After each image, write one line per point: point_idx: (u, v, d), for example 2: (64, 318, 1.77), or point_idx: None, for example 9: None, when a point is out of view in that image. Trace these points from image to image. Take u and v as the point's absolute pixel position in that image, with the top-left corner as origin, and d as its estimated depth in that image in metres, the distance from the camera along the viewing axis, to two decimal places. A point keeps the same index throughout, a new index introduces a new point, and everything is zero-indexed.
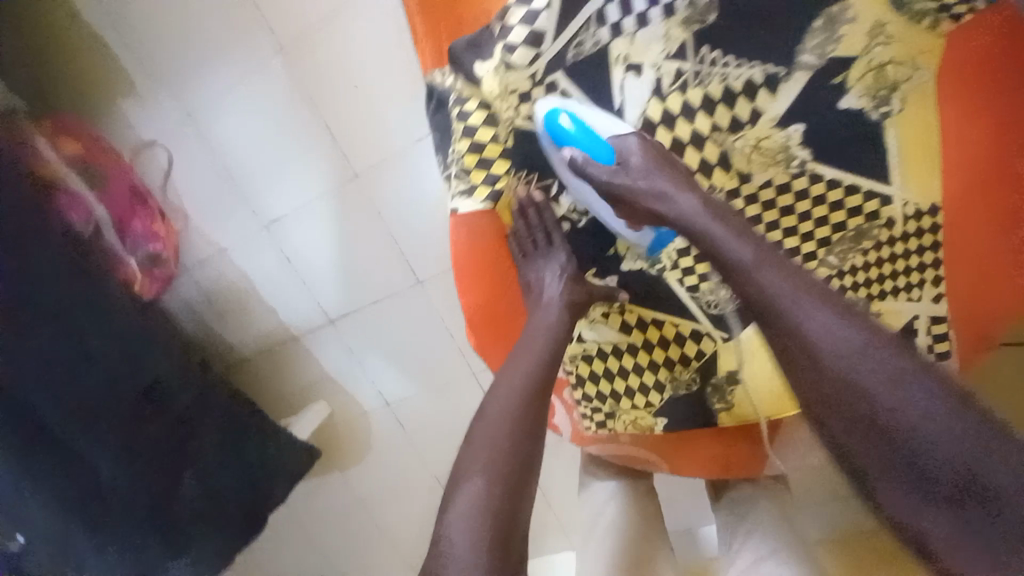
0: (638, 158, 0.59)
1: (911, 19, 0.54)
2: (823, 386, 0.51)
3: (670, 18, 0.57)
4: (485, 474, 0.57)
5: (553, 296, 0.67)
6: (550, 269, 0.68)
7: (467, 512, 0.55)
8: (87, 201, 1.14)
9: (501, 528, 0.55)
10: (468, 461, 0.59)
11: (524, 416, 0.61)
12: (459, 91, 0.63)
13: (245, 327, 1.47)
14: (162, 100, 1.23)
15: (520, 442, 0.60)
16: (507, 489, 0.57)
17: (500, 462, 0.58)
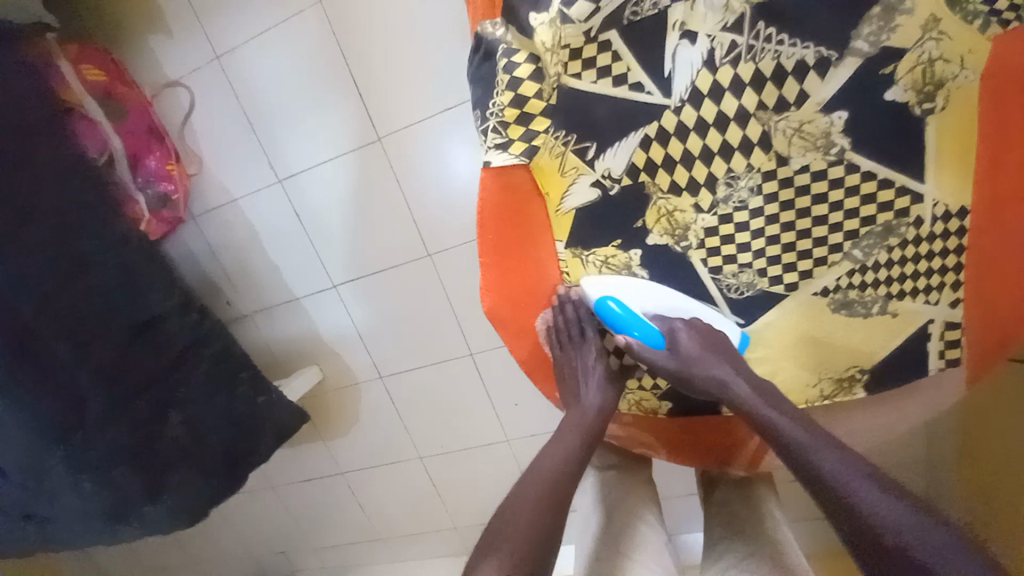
0: (686, 339, 0.66)
1: (964, 19, 0.54)
2: (834, 508, 0.52)
3: None
4: (505, 549, 0.58)
5: (591, 401, 0.73)
6: (591, 378, 0.75)
7: None
8: (104, 132, 1.16)
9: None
10: (494, 538, 0.61)
11: (551, 502, 0.63)
12: (508, 44, 0.63)
13: (247, 282, 1.45)
14: (191, 40, 1.22)
15: (541, 524, 0.61)
16: (528, 568, 0.57)
17: (522, 539, 0.59)
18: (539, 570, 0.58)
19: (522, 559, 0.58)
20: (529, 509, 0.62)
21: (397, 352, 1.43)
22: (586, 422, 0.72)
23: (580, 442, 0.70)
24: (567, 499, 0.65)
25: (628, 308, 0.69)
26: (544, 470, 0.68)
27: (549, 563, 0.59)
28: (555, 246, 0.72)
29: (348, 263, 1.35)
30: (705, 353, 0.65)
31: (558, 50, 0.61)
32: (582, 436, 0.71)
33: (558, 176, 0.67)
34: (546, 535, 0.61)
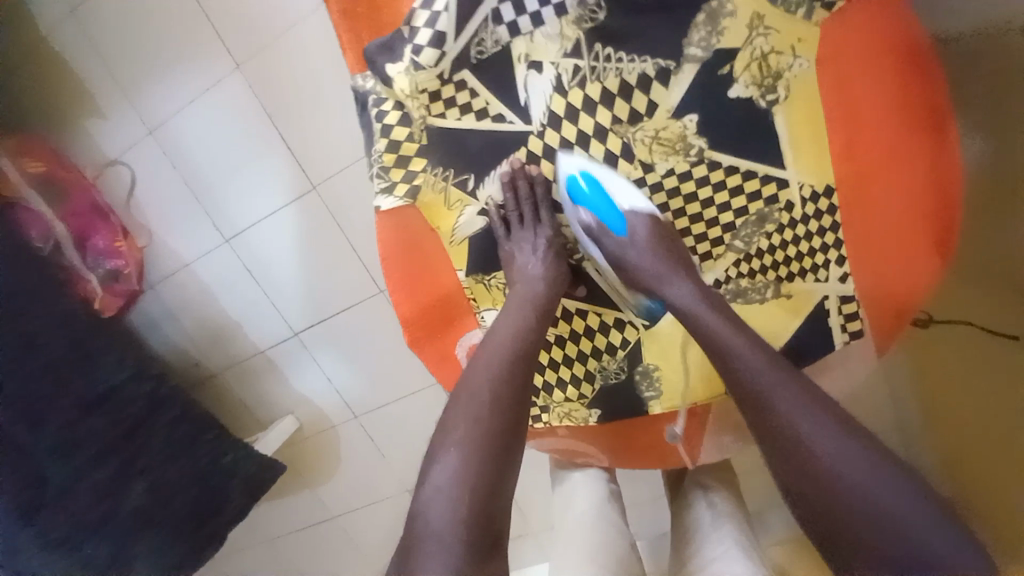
0: (646, 235, 0.63)
1: (787, 10, 0.57)
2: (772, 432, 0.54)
3: (563, 18, 0.60)
4: (461, 448, 0.57)
5: (535, 272, 0.69)
6: (533, 245, 0.70)
7: (447, 486, 0.55)
8: (46, 219, 1.18)
9: (480, 498, 0.55)
10: (448, 431, 0.59)
11: (509, 388, 0.62)
12: (378, 93, 0.66)
13: (212, 341, 1.48)
14: (124, 117, 1.26)
15: (499, 414, 0.60)
16: (490, 461, 0.57)
17: (478, 435, 0.58)
18: (502, 464, 0.58)
19: (477, 451, 0.57)
20: (486, 398, 0.60)
21: (365, 389, 1.44)
22: (534, 294, 0.68)
23: (532, 314, 0.66)
24: (522, 382, 0.63)
25: (597, 184, 0.63)
26: (492, 346, 0.65)
27: (515, 445, 0.60)
28: (457, 275, 0.73)
29: (304, 310, 1.38)
30: (657, 265, 0.63)
31: (417, 96, 0.65)
32: (534, 308, 0.67)
33: (446, 211, 0.70)
34: (502, 425, 0.60)
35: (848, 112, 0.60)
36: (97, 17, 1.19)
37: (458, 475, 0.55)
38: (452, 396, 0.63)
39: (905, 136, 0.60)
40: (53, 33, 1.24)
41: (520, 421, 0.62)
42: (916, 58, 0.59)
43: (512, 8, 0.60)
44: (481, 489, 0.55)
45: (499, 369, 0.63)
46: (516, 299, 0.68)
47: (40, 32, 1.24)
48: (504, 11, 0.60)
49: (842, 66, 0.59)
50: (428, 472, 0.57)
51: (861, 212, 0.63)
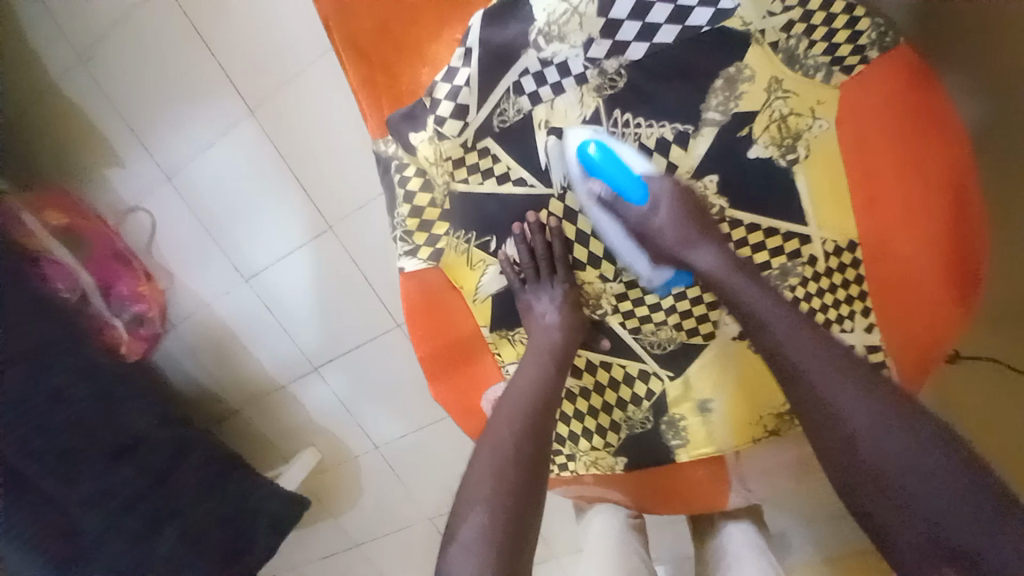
0: (667, 208, 0.63)
1: (806, 74, 0.60)
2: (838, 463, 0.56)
3: (584, 86, 0.62)
4: (487, 503, 0.57)
5: (552, 320, 0.70)
6: (546, 296, 0.72)
7: (473, 538, 0.55)
8: (72, 270, 1.22)
9: (506, 556, 0.54)
10: (473, 487, 0.59)
11: (531, 440, 0.62)
12: (401, 160, 0.68)
13: (234, 376, 1.49)
14: (143, 165, 1.29)
15: (522, 465, 0.60)
16: (512, 512, 0.57)
17: (503, 489, 0.58)
18: (525, 518, 0.57)
19: (502, 508, 0.57)
20: (511, 450, 0.61)
21: (385, 420, 1.45)
22: (551, 343, 0.69)
23: (549, 359, 0.68)
24: (543, 432, 0.64)
25: (606, 150, 0.63)
26: (517, 399, 0.65)
27: (539, 498, 0.60)
28: (482, 332, 0.75)
29: (323, 345, 1.39)
30: (681, 232, 0.63)
31: (441, 163, 0.66)
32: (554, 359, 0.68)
33: (468, 270, 0.71)
34: (526, 477, 0.60)
35: (863, 156, 0.61)
36: (113, 72, 1.22)
37: (486, 528, 0.55)
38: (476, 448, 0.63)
39: (928, 175, 0.61)
40: (69, 86, 1.27)
41: (541, 473, 0.62)
42: (934, 109, 0.60)
43: (533, 81, 0.63)
44: (505, 546, 0.54)
45: (523, 420, 0.63)
46: (534, 347, 0.70)
47: (59, 86, 1.27)
48: (524, 84, 0.63)
49: (856, 116, 0.61)
50: (456, 529, 0.57)
51: (887, 256, 0.63)
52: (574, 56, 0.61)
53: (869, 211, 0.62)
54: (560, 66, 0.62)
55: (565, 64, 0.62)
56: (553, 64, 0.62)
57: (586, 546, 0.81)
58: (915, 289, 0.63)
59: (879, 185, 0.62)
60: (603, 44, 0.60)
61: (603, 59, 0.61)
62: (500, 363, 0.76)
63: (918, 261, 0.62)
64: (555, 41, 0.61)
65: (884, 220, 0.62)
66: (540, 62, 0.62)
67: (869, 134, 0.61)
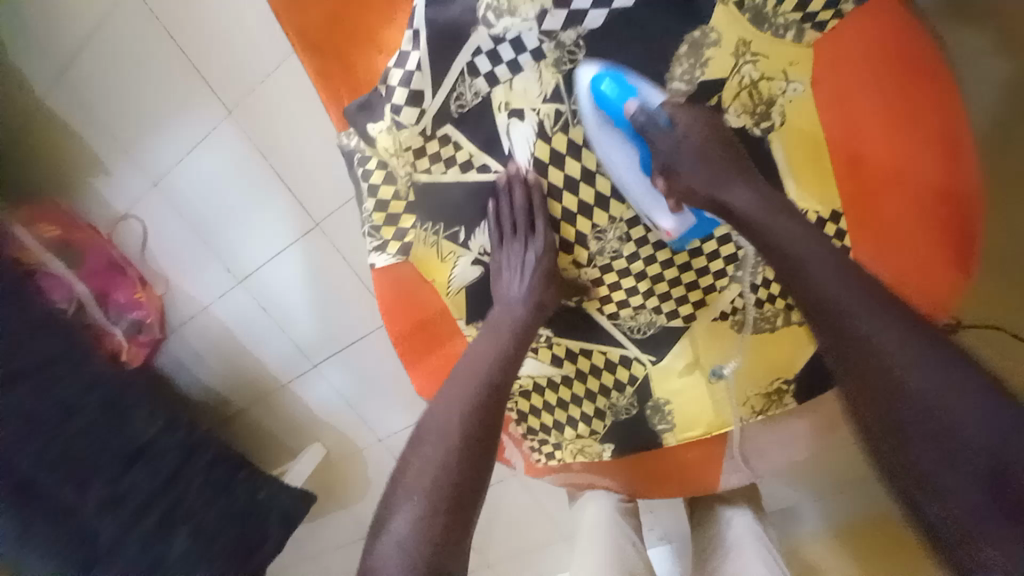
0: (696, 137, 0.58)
1: (775, 34, 0.57)
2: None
3: (541, 62, 0.60)
4: (422, 496, 0.55)
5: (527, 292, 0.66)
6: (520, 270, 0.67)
7: (403, 531, 0.53)
8: (68, 281, 1.26)
9: (442, 550, 0.53)
10: (410, 477, 0.57)
11: (479, 428, 0.60)
12: (362, 152, 0.65)
13: (237, 376, 1.51)
14: (129, 173, 1.29)
15: (466, 454, 0.58)
16: (448, 508, 0.55)
17: (438, 483, 0.56)
18: (464, 510, 0.55)
19: (439, 503, 0.55)
20: (455, 437, 0.59)
21: (386, 413, 1.46)
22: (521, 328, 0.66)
23: (509, 341, 0.66)
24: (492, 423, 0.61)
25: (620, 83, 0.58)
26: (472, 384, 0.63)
27: (481, 492, 0.58)
28: (458, 325, 0.73)
29: (321, 342, 1.39)
30: (708, 174, 0.58)
31: (402, 153, 0.64)
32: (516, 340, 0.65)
33: (439, 264, 0.69)
34: (469, 467, 0.57)
35: (841, 114, 0.59)
36: (88, 80, 1.21)
37: (415, 523, 0.54)
38: (423, 433, 0.61)
39: (913, 128, 0.57)
40: (51, 98, 1.27)
41: (487, 461, 0.60)
42: (923, 64, 0.56)
43: (488, 60, 0.60)
44: (436, 540, 0.53)
45: (468, 405, 0.61)
46: (492, 328, 0.68)
47: (40, 98, 1.28)
48: (479, 63, 0.60)
49: (833, 75, 0.58)
50: (387, 522, 0.55)
51: (876, 223, 0.60)
52: (528, 30, 0.58)
53: (850, 173, 0.60)
54: (513, 42, 0.59)
55: (519, 40, 0.59)
56: (506, 41, 0.59)
57: (579, 534, 0.80)
58: (909, 247, 0.60)
59: (860, 143, 0.59)
60: (557, 15, 0.58)
61: (559, 32, 0.58)
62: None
63: (912, 219, 0.59)
64: (506, 15, 0.58)
65: (866, 180, 0.60)
66: (491, 40, 0.59)
67: (846, 91, 0.58)
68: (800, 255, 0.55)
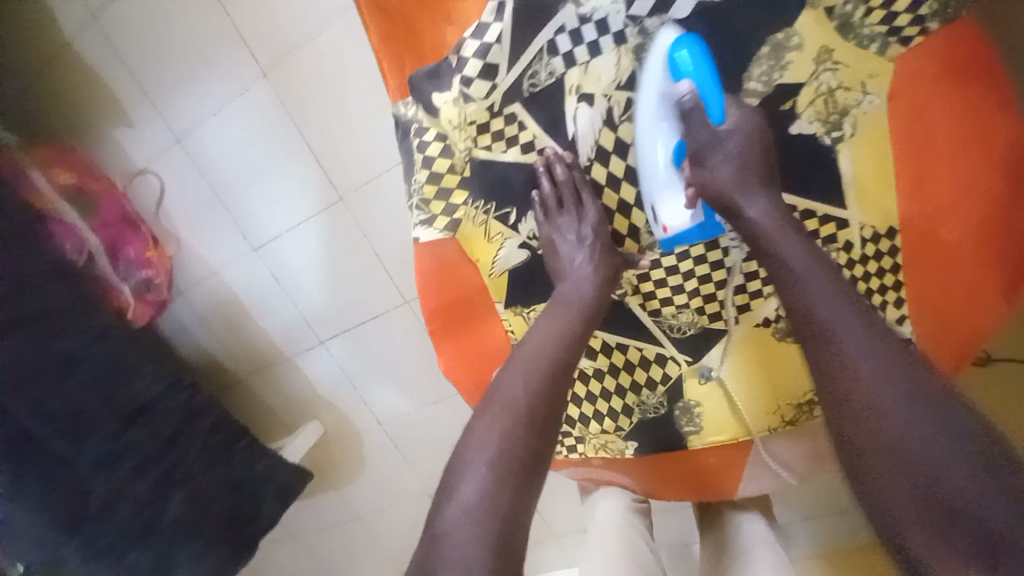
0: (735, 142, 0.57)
1: (859, 45, 0.58)
2: (852, 407, 0.49)
3: (620, 47, 0.60)
4: (490, 463, 0.53)
5: (582, 268, 0.66)
6: (575, 240, 0.66)
7: (471, 499, 0.51)
8: (80, 231, 1.23)
9: (509, 525, 0.51)
10: (475, 443, 0.55)
11: (545, 401, 0.58)
12: (420, 122, 0.65)
13: (240, 345, 1.48)
14: (153, 126, 1.26)
15: (534, 430, 0.56)
16: (516, 479, 0.53)
17: (511, 451, 0.54)
18: (530, 485, 0.54)
19: (507, 476, 0.53)
20: (524, 408, 0.57)
21: (390, 397, 1.43)
22: (563, 316, 0.64)
23: (577, 318, 0.64)
24: (552, 406, 0.58)
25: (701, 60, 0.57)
26: (523, 365, 0.60)
27: (544, 474, 0.56)
28: (496, 308, 0.73)
29: (331, 319, 1.37)
30: (756, 172, 0.58)
31: (465, 127, 0.64)
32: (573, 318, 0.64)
33: (485, 243, 0.69)
34: (536, 438, 0.56)
35: (909, 133, 0.60)
36: (123, 27, 1.18)
37: (487, 492, 0.51)
38: (483, 402, 0.59)
39: (982, 151, 0.57)
40: (80, 42, 1.24)
41: (551, 437, 0.58)
42: (999, 88, 0.56)
43: (569, 40, 0.60)
44: (505, 511, 0.51)
45: (535, 381, 0.59)
46: (560, 302, 0.66)
47: (69, 41, 1.25)
48: (559, 42, 0.60)
49: (906, 93, 0.59)
50: (452, 489, 0.53)
51: (929, 242, 0.62)
52: (614, 12, 0.59)
53: (910, 191, 0.61)
54: (598, 23, 0.59)
55: (605, 21, 0.59)
56: (591, 21, 0.59)
57: (592, 528, 0.80)
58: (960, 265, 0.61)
59: (922, 164, 0.60)
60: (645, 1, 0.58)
61: (644, 17, 0.59)
62: (512, 343, 0.73)
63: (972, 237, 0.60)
64: None
65: (925, 199, 0.61)
66: (578, 19, 0.59)
67: (918, 112, 0.59)
68: None
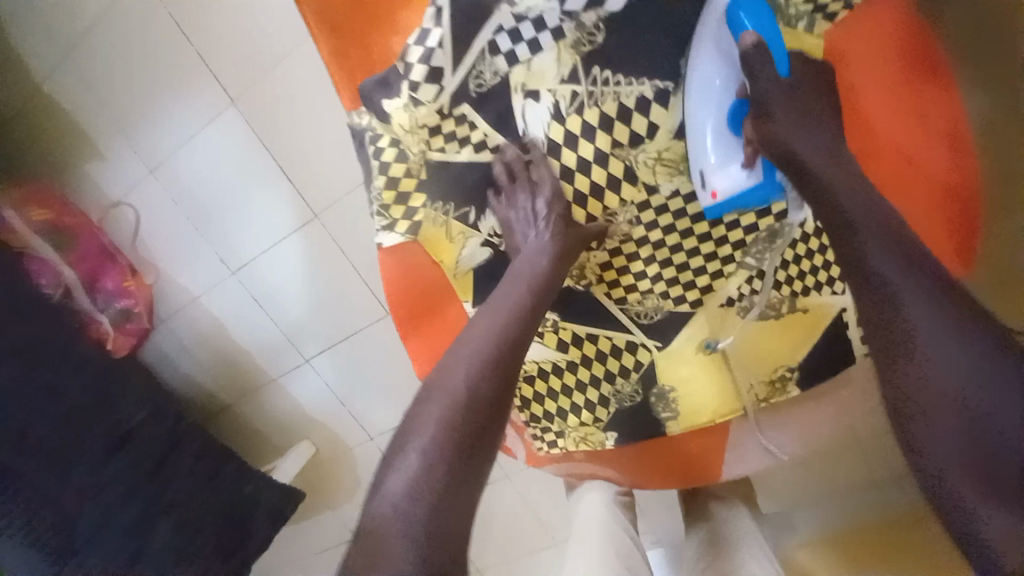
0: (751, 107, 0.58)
1: (789, 24, 0.63)
2: (903, 342, 0.48)
3: (560, 42, 0.62)
4: (423, 453, 0.53)
5: (534, 246, 0.65)
6: (528, 222, 0.66)
7: (401, 491, 0.51)
8: (55, 265, 1.23)
9: (441, 514, 0.51)
10: (414, 432, 0.55)
11: (488, 386, 0.58)
12: (374, 130, 0.67)
13: (225, 371, 1.47)
14: (127, 156, 1.27)
15: (474, 412, 0.56)
16: (450, 468, 0.53)
17: (448, 439, 0.54)
18: (466, 471, 0.54)
19: (444, 459, 0.53)
20: (464, 394, 0.57)
21: (379, 413, 1.43)
22: (511, 296, 0.64)
23: (528, 294, 0.63)
24: (494, 390, 0.58)
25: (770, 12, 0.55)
26: (466, 349, 0.60)
27: (483, 461, 0.55)
28: (465, 309, 0.72)
29: (316, 338, 1.36)
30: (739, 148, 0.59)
31: (417, 130, 0.66)
32: (521, 296, 0.63)
33: (447, 243, 0.70)
34: (477, 422, 0.56)
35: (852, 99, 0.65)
36: (90, 63, 1.20)
37: (417, 484, 0.52)
38: (424, 390, 0.59)
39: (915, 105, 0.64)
40: (48, 80, 1.25)
41: (494, 423, 0.58)
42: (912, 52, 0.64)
43: (508, 38, 0.62)
44: (438, 501, 0.51)
45: (479, 365, 0.59)
46: (512, 278, 0.66)
47: (37, 80, 1.26)
48: (500, 42, 0.62)
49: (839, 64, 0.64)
50: (384, 480, 0.54)
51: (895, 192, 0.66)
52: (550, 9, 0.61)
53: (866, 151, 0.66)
54: (535, 21, 0.62)
55: (541, 18, 0.61)
56: (528, 19, 0.62)
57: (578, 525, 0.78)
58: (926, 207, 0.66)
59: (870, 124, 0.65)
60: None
61: (581, 12, 0.61)
62: None
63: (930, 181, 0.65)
64: None
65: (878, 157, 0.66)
66: (514, 18, 0.62)
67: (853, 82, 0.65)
68: (840, 199, 0.55)
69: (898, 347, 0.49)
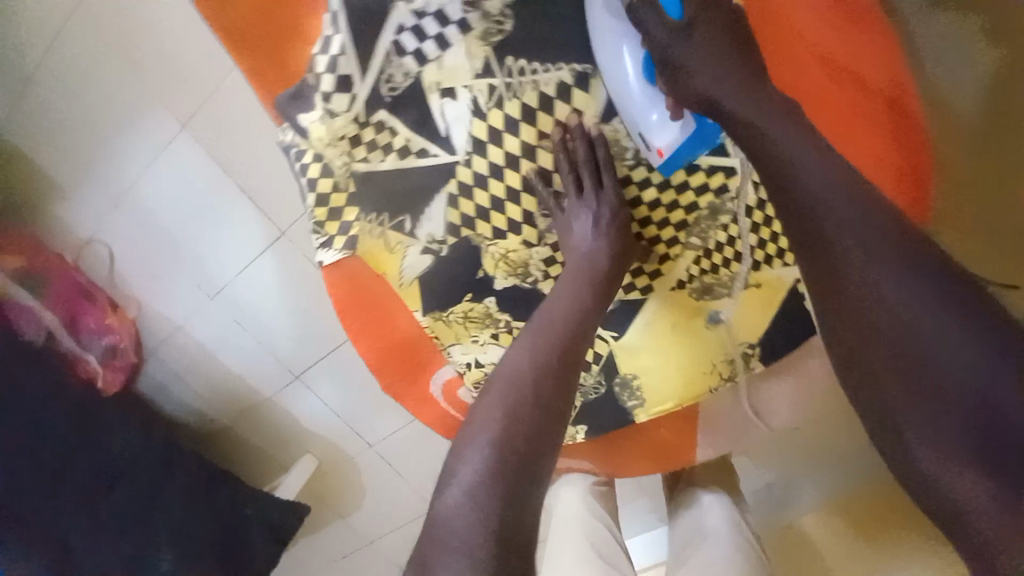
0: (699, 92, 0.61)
1: None
2: (899, 348, 0.52)
3: (467, 35, 0.65)
4: (490, 449, 0.56)
5: (584, 239, 0.68)
6: (584, 217, 0.68)
7: (471, 485, 0.54)
8: (36, 311, 1.23)
9: (509, 505, 0.54)
10: (476, 431, 0.58)
11: (550, 382, 0.60)
12: (297, 145, 0.68)
13: (217, 395, 1.48)
14: (92, 192, 1.26)
15: (538, 408, 0.58)
16: (517, 463, 0.55)
17: (515, 435, 0.56)
18: (539, 462, 0.57)
19: (509, 456, 0.56)
20: (525, 390, 0.59)
21: (376, 418, 1.45)
22: (574, 289, 0.66)
23: (590, 286, 0.66)
24: (557, 385, 0.60)
25: None
26: (521, 349, 0.63)
27: (547, 455, 0.58)
28: (414, 315, 0.77)
29: (301, 353, 1.37)
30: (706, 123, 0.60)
31: (337, 143, 0.68)
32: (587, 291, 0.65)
33: (388, 255, 0.73)
34: (542, 416, 0.58)
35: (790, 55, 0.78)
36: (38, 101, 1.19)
37: (485, 478, 0.54)
38: (484, 389, 0.62)
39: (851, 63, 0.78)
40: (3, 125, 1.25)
41: (558, 417, 0.60)
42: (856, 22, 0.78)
43: (413, 37, 0.65)
44: (508, 495, 0.54)
45: (538, 363, 0.61)
46: (571, 270, 0.68)
47: None
48: (405, 41, 0.65)
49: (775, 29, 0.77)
50: (453, 474, 0.57)
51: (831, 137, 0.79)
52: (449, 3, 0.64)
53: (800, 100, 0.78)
54: (436, 16, 0.65)
55: (441, 13, 0.64)
56: (428, 15, 0.65)
57: (555, 524, 0.83)
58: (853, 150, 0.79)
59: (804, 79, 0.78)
60: None
61: (484, 3, 0.64)
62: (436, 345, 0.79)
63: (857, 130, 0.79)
64: None
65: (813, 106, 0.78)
66: (413, 16, 0.65)
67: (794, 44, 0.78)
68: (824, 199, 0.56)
69: (921, 352, 0.51)
